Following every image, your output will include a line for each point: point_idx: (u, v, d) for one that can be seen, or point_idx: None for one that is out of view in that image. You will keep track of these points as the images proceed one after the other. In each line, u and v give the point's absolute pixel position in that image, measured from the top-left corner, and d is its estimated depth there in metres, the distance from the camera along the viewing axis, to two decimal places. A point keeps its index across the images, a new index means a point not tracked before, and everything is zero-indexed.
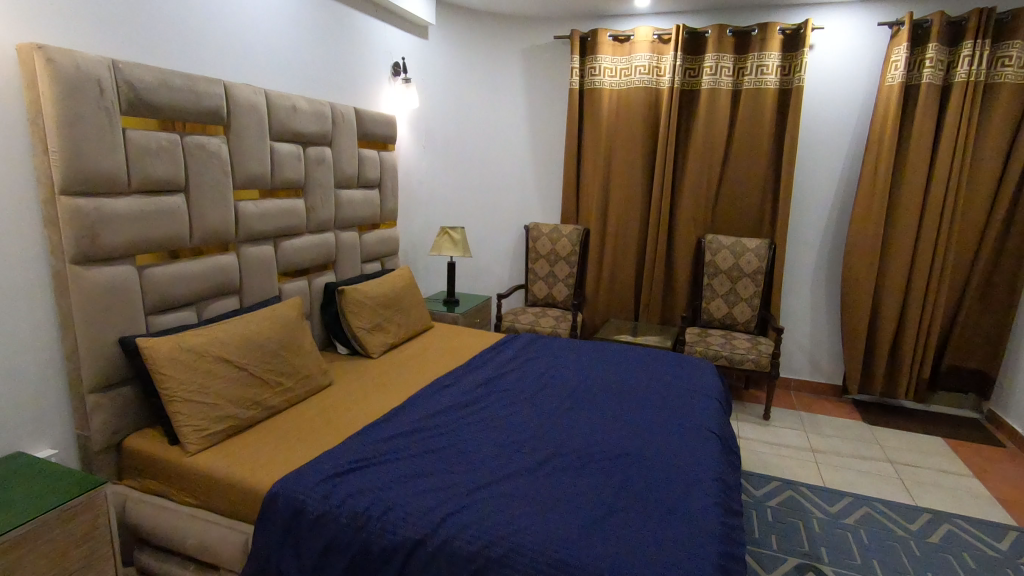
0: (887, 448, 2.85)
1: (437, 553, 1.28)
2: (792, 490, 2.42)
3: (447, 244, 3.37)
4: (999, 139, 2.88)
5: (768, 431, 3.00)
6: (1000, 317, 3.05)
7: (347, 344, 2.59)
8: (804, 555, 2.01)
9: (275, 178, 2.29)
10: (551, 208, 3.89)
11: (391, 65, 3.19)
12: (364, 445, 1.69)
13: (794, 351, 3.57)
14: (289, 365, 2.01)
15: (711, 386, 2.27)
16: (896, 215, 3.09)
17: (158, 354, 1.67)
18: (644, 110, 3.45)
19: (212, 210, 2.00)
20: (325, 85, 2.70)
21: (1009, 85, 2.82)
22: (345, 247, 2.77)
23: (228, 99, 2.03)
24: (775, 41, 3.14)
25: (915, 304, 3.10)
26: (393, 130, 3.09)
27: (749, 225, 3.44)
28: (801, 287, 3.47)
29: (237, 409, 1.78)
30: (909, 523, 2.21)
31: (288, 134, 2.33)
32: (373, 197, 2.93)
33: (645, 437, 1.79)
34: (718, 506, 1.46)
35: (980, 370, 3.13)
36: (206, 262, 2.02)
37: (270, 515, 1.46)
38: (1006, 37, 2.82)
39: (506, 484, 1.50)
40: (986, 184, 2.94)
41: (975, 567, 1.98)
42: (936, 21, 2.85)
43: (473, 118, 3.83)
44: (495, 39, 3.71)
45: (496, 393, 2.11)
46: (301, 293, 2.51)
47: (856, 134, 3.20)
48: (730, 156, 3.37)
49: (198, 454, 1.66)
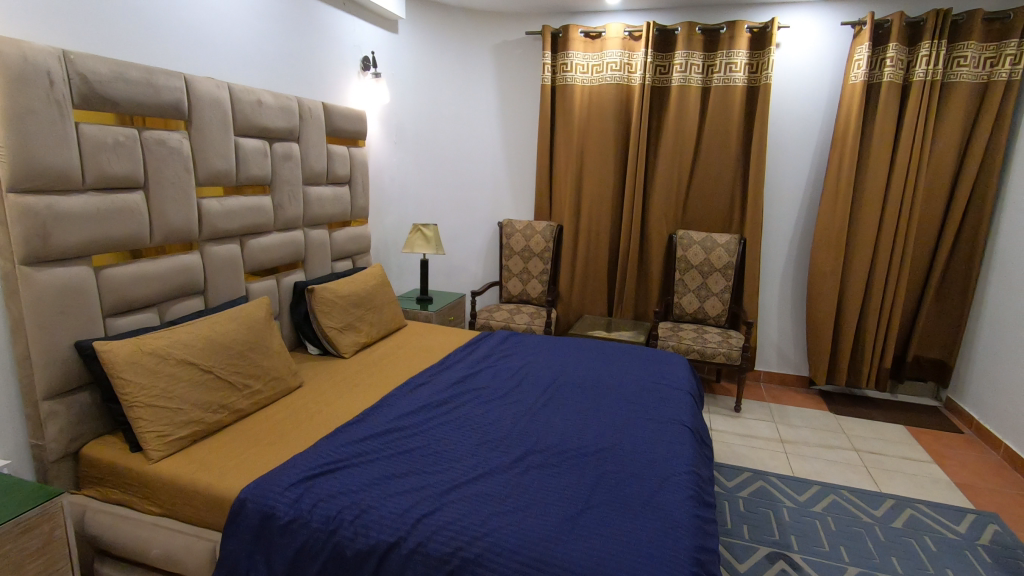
0: (852, 437, 2.94)
1: (412, 556, 1.26)
2: (763, 480, 2.47)
3: (420, 241, 3.33)
4: (955, 136, 2.98)
5: (739, 423, 3.06)
6: (958, 307, 3.16)
7: (318, 344, 2.54)
8: (775, 544, 2.05)
9: (240, 175, 2.22)
10: (524, 204, 3.88)
11: (361, 60, 3.15)
12: (335, 447, 1.65)
13: (763, 343, 3.64)
14: (257, 367, 1.96)
15: (683, 380, 2.29)
16: (859, 210, 3.18)
17: (118, 357, 1.61)
18: (615, 106, 3.46)
19: (174, 208, 1.93)
20: (292, 79, 2.65)
21: (964, 84, 2.92)
22: (315, 246, 2.72)
23: (189, 92, 1.96)
24: (742, 39, 3.19)
25: (877, 298, 3.20)
26: (363, 125, 3.04)
27: (718, 220, 3.49)
28: (769, 281, 3.54)
29: (203, 413, 1.72)
30: (873, 510, 2.28)
31: (254, 129, 2.27)
32: (342, 194, 2.88)
33: (619, 432, 1.80)
34: (692, 499, 1.47)
35: (940, 360, 3.27)
36: (168, 262, 1.95)
37: (239, 522, 1.42)
38: (962, 37, 2.91)
39: (481, 483, 1.49)
40: (943, 180, 3.05)
41: (935, 549, 2.05)
42: (897, 22, 2.93)
43: (444, 112, 3.79)
44: (467, 33, 3.68)
45: (470, 392, 2.09)
46: (269, 293, 2.44)
47: (821, 132, 3.28)
48: (700, 153, 3.41)
49: (163, 460, 1.60)
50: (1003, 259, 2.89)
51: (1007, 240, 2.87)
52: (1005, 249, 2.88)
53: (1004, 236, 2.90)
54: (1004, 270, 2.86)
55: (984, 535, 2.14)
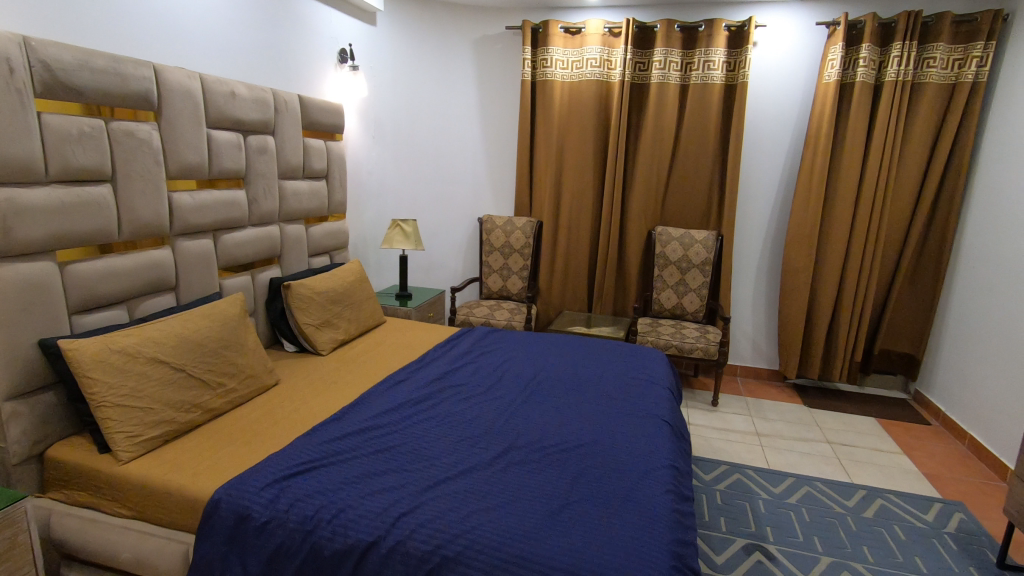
0: (825, 430, 3.00)
1: (391, 555, 1.25)
2: (739, 473, 2.51)
3: (399, 237, 3.30)
4: (924, 135, 3.06)
5: (716, 417, 3.10)
6: (925, 302, 3.25)
7: (294, 341, 2.49)
8: (751, 535, 2.08)
9: (213, 168, 2.16)
10: (504, 200, 3.87)
11: (338, 52, 3.10)
12: (313, 446, 1.62)
13: (739, 338, 3.70)
14: (231, 365, 1.91)
15: (661, 375, 2.31)
16: (833, 207, 3.24)
17: (84, 356, 1.55)
18: (595, 102, 3.46)
19: (143, 202, 1.87)
20: (267, 71, 2.59)
21: (933, 84, 2.99)
22: (291, 241, 2.66)
23: (159, 83, 1.90)
24: (720, 37, 3.21)
25: (850, 294, 3.26)
26: (340, 119, 2.99)
27: (697, 217, 3.53)
28: (746, 277, 3.59)
29: (175, 412, 1.68)
30: (846, 500, 2.34)
31: (227, 122, 2.21)
32: (319, 189, 2.83)
33: (599, 428, 1.81)
34: (670, 493, 1.48)
35: (909, 353, 3.36)
36: (138, 258, 1.89)
37: (213, 523, 1.39)
38: (932, 39, 2.98)
39: (461, 481, 1.48)
40: (912, 179, 3.13)
41: (905, 538, 2.11)
42: (870, 23, 2.98)
43: (424, 106, 3.74)
44: (446, 27, 3.64)
45: (450, 389, 2.08)
46: (244, 289, 2.39)
47: (796, 130, 3.33)
48: (679, 150, 3.43)
49: (133, 461, 1.55)
50: (968, 255, 2.97)
51: (972, 237, 2.96)
52: (970, 246, 2.97)
53: (969, 234, 2.99)
54: (970, 266, 2.95)
55: (951, 523, 2.21)
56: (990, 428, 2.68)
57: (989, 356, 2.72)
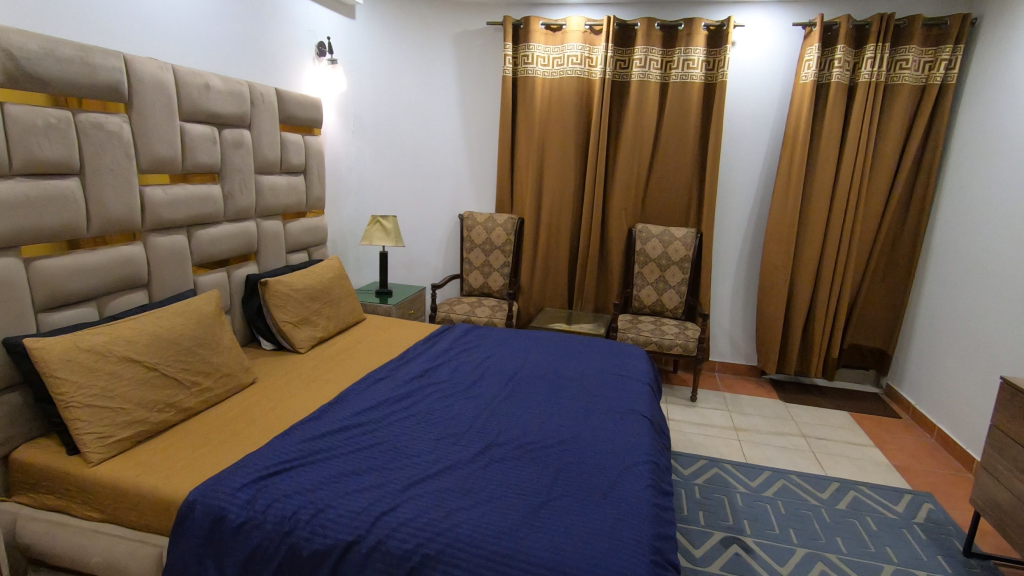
0: (801, 424, 3.06)
1: (371, 554, 1.24)
2: (717, 467, 2.55)
3: (378, 233, 3.27)
4: (896, 135, 3.12)
5: (695, 413, 3.14)
6: (897, 299, 3.33)
7: (272, 339, 2.45)
8: (729, 529, 2.12)
9: (186, 162, 2.11)
10: (485, 197, 3.85)
11: (317, 45, 3.06)
12: (291, 445, 1.60)
13: (718, 335, 3.75)
14: (206, 364, 1.88)
15: (641, 371, 2.33)
16: (809, 205, 3.29)
17: (51, 355, 1.50)
18: (577, 99, 3.46)
19: (113, 196, 1.82)
20: (243, 64, 2.54)
21: (905, 86, 3.06)
22: (268, 237, 2.62)
23: (129, 73, 1.84)
24: (700, 36, 3.24)
25: (825, 292, 3.33)
26: (318, 113, 2.95)
27: (676, 214, 3.56)
28: (724, 274, 3.64)
29: (148, 412, 1.64)
30: (820, 493, 2.39)
31: (201, 115, 2.15)
32: (297, 184, 2.79)
33: (579, 424, 1.81)
34: (650, 488, 1.50)
35: (880, 349, 3.45)
36: (108, 253, 1.84)
37: (188, 525, 1.36)
38: (904, 41, 3.05)
39: (442, 479, 1.47)
40: (886, 178, 3.19)
41: (877, 529, 2.16)
42: (845, 25, 3.03)
43: (404, 101, 3.72)
44: (427, 21, 3.60)
45: (430, 387, 2.06)
46: (219, 286, 2.34)
47: (773, 129, 3.38)
48: (659, 147, 3.46)
49: (104, 463, 1.51)
50: (938, 253, 3.05)
51: (942, 235, 3.04)
52: (939, 245, 3.05)
53: (939, 232, 3.07)
54: (939, 264, 3.03)
55: (920, 513, 2.27)
56: (957, 421, 2.77)
57: (957, 351, 2.80)
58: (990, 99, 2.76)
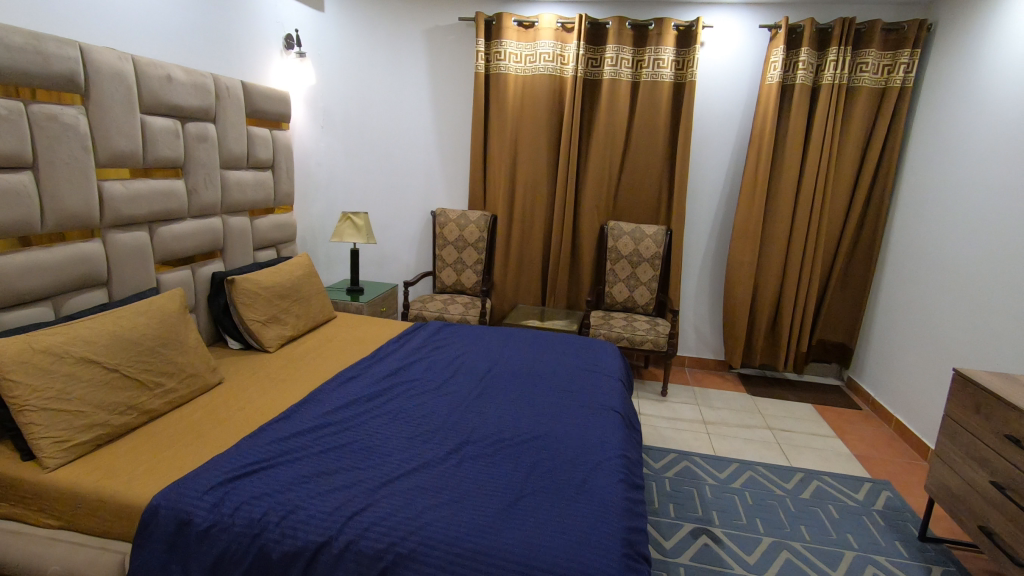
0: (767, 417, 3.14)
1: (343, 554, 1.23)
2: (687, 460, 2.60)
3: (349, 230, 3.22)
4: (856, 136, 3.23)
5: (665, 407, 3.19)
6: (857, 295, 3.45)
7: (239, 338, 2.40)
8: (698, 520, 2.16)
9: (148, 156, 2.04)
10: (458, 194, 3.82)
11: (283, 37, 3.12)
12: (259, 447, 1.57)
13: (688, 330, 3.82)
14: (170, 364, 1.83)
15: (613, 366, 2.36)
16: (775, 203, 3.38)
17: (4, 357, 1.43)
18: (549, 96, 3.47)
19: (68, 191, 1.75)
20: (206, 56, 2.47)
21: (866, 88, 3.16)
22: (234, 234, 2.55)
23: (85, 64, 1.77)
24: (669, 36, 3.28)
25: (790, 288, 3.42)
26: (286, 107, 2.89)
27: (647, 212, 3.62)
28: (693, 270, 3.71)
29: (108, 415, 1.58)
30: (786, 483, 2.46)
31: (163, 107, 2.09)
32: (264, 179, 2.73)
33: (553, 421, 1.82)
34: (622, 482, 1.52)
35: (842, 343, 3.56)
36: (64, 251, 1.77)
37: (151, 531, 1.32)
38: (865, 44, 3.14)
39: (416, 477, 1.47)
40: (848, 177, 3.29)
41: (838, 516, 2.24)
42: (808, 28, 3.11)
43: (375, 95, 3.67)
44: (397, 16, 3.55)
45: (403, 385, 2.05)
46: (184, 284, 2.27)
47: (740, 128, 3.45)
48: (630, 145, 3.50)
49: (61, 468, 1.45)
50: (895, 251, 3.17)
51: (899, 232, 3.15)
52: (897, 242, 3.17)
53: (897, 230, 3.18)
54: (897, 260, 3.14)
55: (878, 501, 2.36)
56: (913, 412, 2.88)
57: (913, 344, 2.91)
58: (946, 102, 2.86)
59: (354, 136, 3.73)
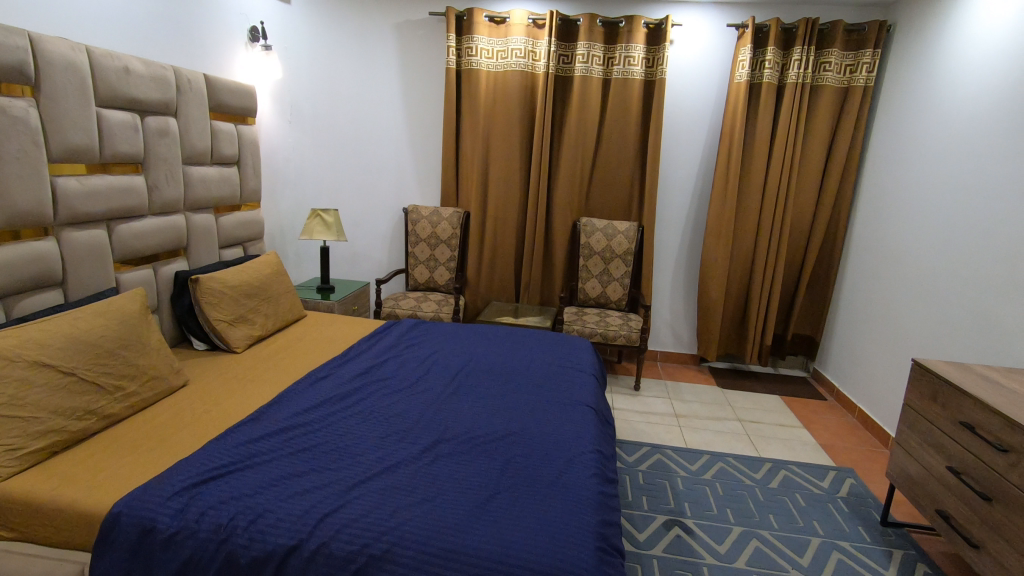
0: (737, 409, 3.21)
1: (314, 558, 1.20)
2: (660, 453, 2.64)
3: (319, 227, 3.16)
4: (821, 133, 3.30)
5: (638, 401, 3.23)
6: (821, 289, 3.55)
7: (204, 339, 2.33)
8: (670, 511, 2.20)
9: (105, 151, 1.96)
10: (430, 191, 3.78)
11: (248, 30, 3.05)
12: (226, 450, 1.53)
13: (660, 325, 3.87)
14: (132, 366, 1.77)
15: (586, 362, 2.38)
16: (743, 199, 3.45)
17: None
18: (521, 93, 3.46)
19: (19, 188, 1.68)
20: (166, 48, 2.39)
21: (829, 86, 3.24)
22: (199, 231, 2.48)
23: (35, 54, 1.69)
24: (639, 34, 3.30)
25: (758, 281, 3.50)
26: (252, 101, 2.82)
27: (619, 208, 3.65)
28: (665, 266, 3.76)
29: (65, 421, 1.52)
30: (754, 473, 2.52)
31: (121, 100, 2.01)
32: (230, 175, 2.66)
33: (527, 417, 1.83)
34: (596, 476, 1.53)
35: (808, 335, 3.66)
36: (16, 249, 1.69)
37: (113, 539, 1.28)
38: (827, 44, 3.22)
39: (388, 476, 1.45)
40: (814, 175, 3.36)
41: (804, 504, 2.30)
42: (774, 28, 3.18)
43: (344, 89, 3.61)
44: (366, 9, 3.49)
45: (375, 384, 2.02)
46: (145, 284, 2.20)
47: (709, 125, 3.50)
48: (602, 141, 3.52)
49: (14, 477, 1.39)
50: (857, 245, 3.27)
51: (861, 227, 3.25)
52: (858, 237, 3.27)
53: (858, 225, 3.28)
54: (859, 255, 3.24)
55: (842, 488, 2.44)
56: (874, 401, 2.98)
57: (874, 335, 3.01)
58: (905, 100, 2.96)
59: (322, 131, 3.67)
